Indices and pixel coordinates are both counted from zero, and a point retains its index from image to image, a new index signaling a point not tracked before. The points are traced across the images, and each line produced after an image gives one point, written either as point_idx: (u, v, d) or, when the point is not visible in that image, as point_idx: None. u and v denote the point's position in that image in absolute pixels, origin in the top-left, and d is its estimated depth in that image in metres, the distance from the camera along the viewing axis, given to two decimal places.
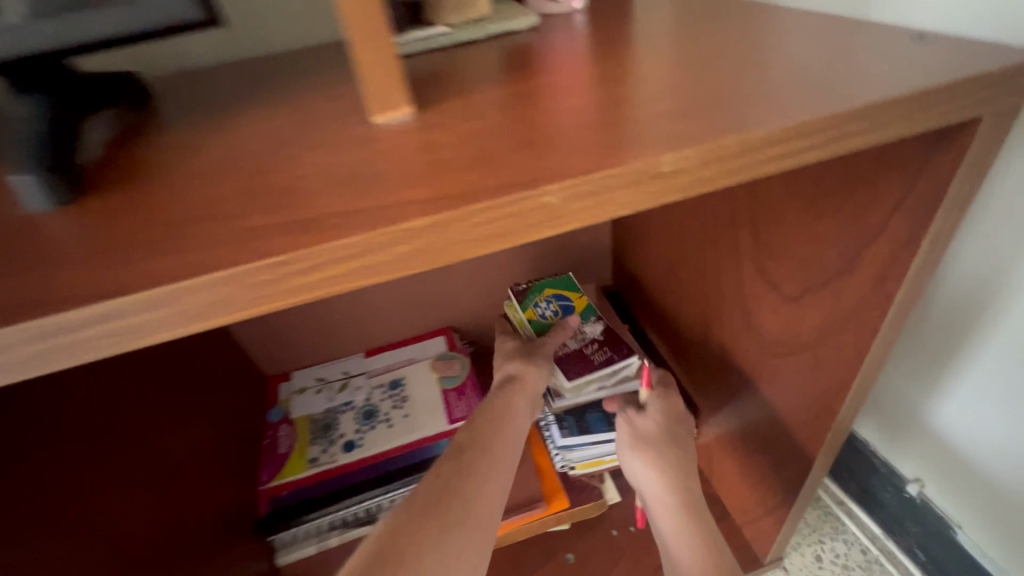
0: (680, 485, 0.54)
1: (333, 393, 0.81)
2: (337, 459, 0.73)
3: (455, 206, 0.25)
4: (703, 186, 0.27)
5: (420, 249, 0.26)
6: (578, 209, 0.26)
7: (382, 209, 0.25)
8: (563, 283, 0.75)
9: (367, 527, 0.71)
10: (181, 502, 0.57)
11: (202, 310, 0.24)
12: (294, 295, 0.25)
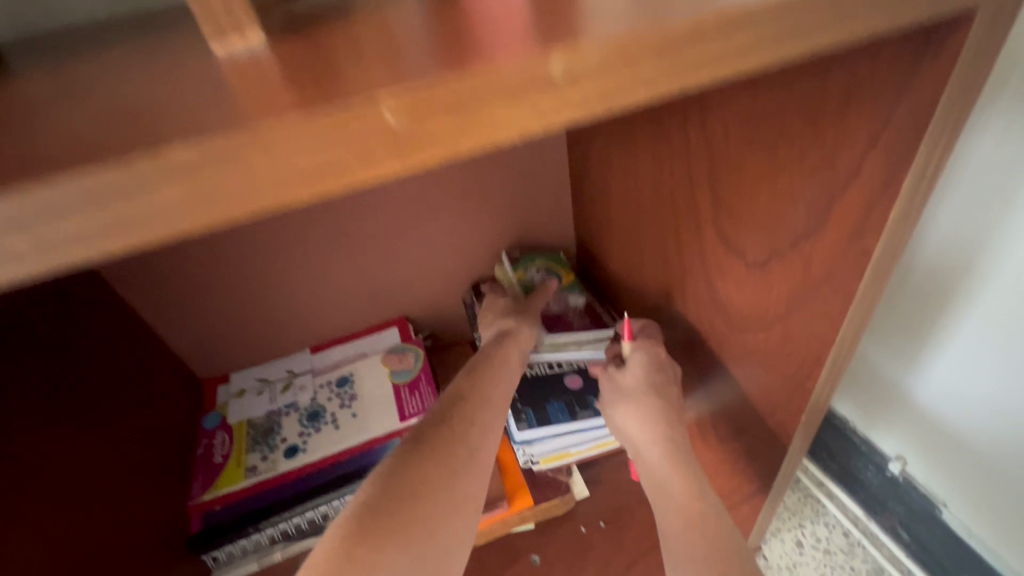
0: (669, 446, 0.50)
1: (276, 394, 0.74)
2: (278, 467, 0.67)
3: (263, 120, 0.19)
4: (620, 97, 0.22)
5: (232, 182, 0.19)
6: (431, 131, 0.20)
7: (179, 130, 0.19)
8: (554, 259, 0.81)
9: (314, 539, 0.65)
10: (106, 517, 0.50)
11: None
12: (46, 257, 0.19)
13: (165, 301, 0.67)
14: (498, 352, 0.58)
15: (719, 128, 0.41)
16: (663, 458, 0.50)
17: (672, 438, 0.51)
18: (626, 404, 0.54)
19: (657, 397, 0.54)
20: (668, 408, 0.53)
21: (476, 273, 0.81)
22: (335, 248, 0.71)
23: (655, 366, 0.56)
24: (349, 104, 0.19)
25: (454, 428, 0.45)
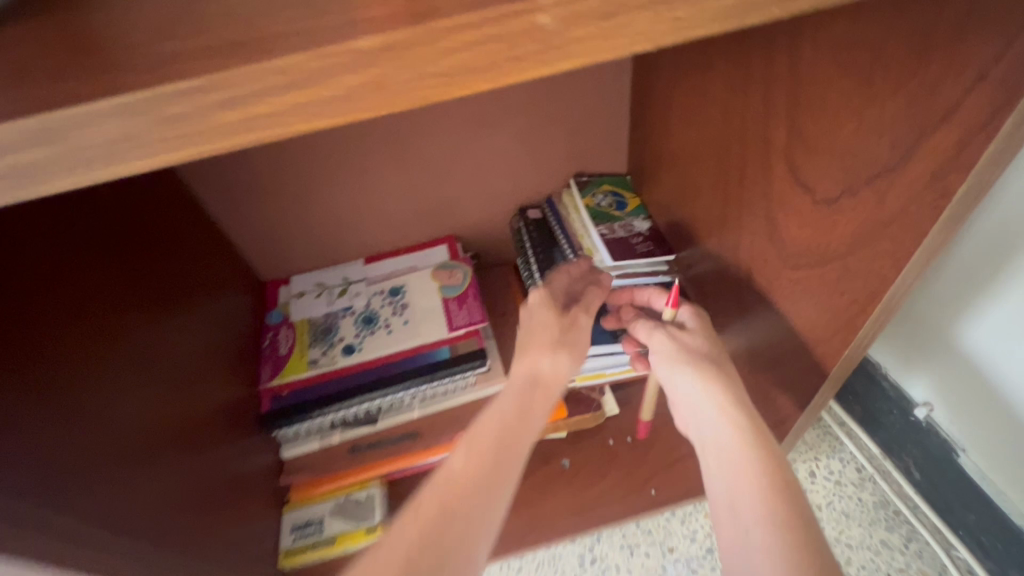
0: (736, 405, 0.49)
1: (333, 297, 0.80)
2: (337, 361, 0.73)
3: (414, 24, 0.23)
4: (728, 16, 0.25)
5: (376, 82, 0.23)
6: (578, 38, 0.24)
7: (341, 27, 0.23)
8: (621, 184, 0.82)
9: (367, 427, 0.73)
10: (196, 395, 0.57)
11: (117, 144, 0.23)
12: (226, 139, 0.24)
13: (235, 201, 0.72)
14: (522, 397, 0.50)
15: (807, 60, 0.40)
16: (732, 419, 0.48)
17: (739, 398, 0.50)
18: (688, 358, 0.53)
19: (717, 359, 0.53)
20: (729, 369, 0.52)
21: (523, 198, 0.83)
22: (393, 164, 0.73)
23: (704, 324, 0.57)
24: (501, 19, 0.23)
25: (482, 460, 0.44)
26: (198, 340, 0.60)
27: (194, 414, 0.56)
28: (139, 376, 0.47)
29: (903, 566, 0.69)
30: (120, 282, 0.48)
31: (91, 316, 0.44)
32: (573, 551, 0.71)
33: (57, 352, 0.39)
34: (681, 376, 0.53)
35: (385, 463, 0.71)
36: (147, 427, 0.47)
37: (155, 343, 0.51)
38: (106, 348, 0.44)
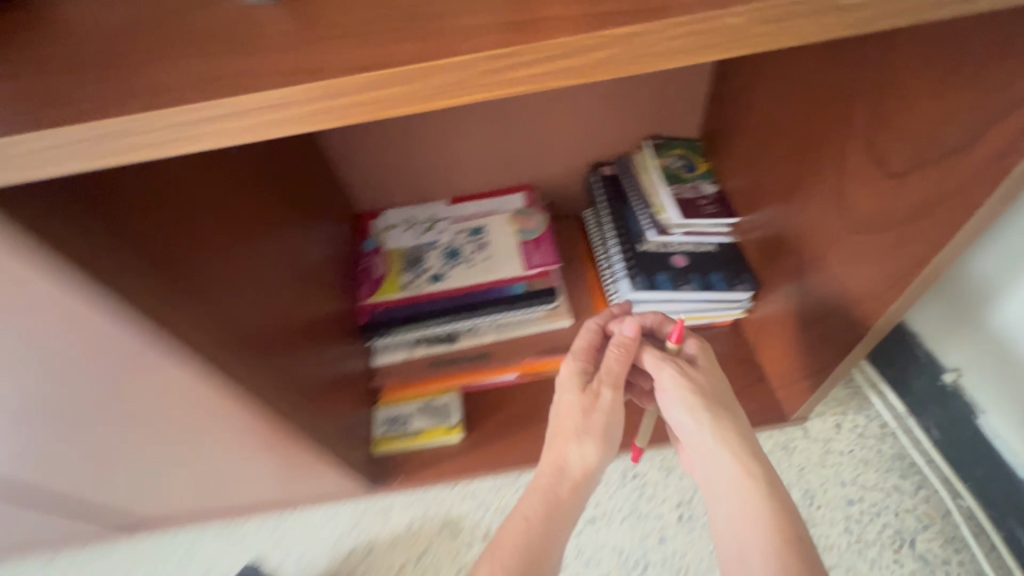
0: (749, 463, 0.51)
1: (421, 232, 0.89)
2: (425, 287, 0.82)
3: (616, 23, 0.30)
4: (863, 26, 0.32)
5: (612, 58, 0.31)
6: (755, 34, 0.31)
7: (592, 15, 0.30)
8: (691, 149, 0.88)
9: (446, 346, 0.83)
10: (304, 299, 0.67)
11: (392, 98, 0.30)
12: (486, 94, 0.31)
13: (352, 139, 0.83)
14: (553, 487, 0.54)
15: (902, 49, 0.47)
16: (745, 478, 0.50)
17: (753, 456, 0.52)
18: (701, 402, 0.54)
19: (728, 406, 0.55)
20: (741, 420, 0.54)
21: (597, 154, 0.90)
22: (489, 115, 0.82)
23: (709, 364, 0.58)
24: (696, 19, 0.30)
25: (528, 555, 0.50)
26: (305, 252, 0.69)
27: (299, 312, 0.65)
28: (258, 267, 0.55)
29: (920, 515, 0.71)
30: (244, 187, 0.56)
31: (227, 214, 0.51)
32: (616, 467, 0.79)
33: (201, 236, 0.46)
34: (691, 427, 0.54)
35: (461, 376, 0.82)
36: (263, 308, 0.55)
37: (278, 245, 0.61)
38: (240, 243, 0.52)
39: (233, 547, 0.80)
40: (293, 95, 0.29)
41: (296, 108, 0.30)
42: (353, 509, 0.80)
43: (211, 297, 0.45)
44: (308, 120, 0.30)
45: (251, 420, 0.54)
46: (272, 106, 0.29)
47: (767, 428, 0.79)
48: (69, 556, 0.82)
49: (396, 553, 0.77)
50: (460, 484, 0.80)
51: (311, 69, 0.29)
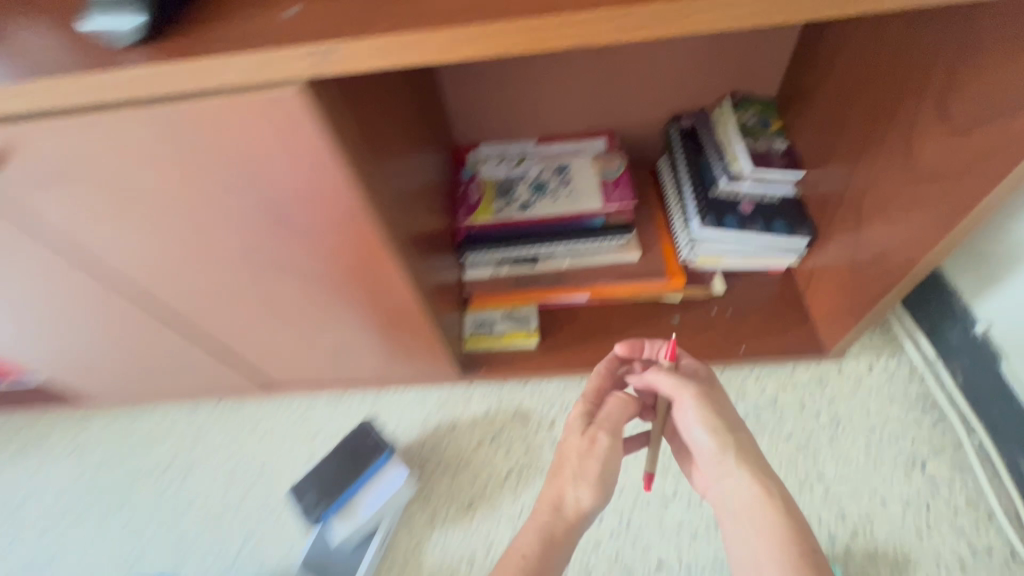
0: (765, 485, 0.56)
1: (512, 165, 1.00)
2: (516, 214, 0.93)
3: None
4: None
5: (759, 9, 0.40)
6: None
7: None
8: (767, 108, 0.96)
9: (529, 266, 0.96)
10: (428, 208, 0.80)
11: (596, 29, 0.40)
12: (660, 28, 0.40)
13: (462, 79, 0.95)
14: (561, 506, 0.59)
15: (981, 22, 0.55)
16: (762, 497, 0.56)
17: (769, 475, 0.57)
18: (716, 428, 0.59)
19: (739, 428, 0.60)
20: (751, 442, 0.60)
21: (678, 106, 0.99)
22: (587, 61, 0.92)
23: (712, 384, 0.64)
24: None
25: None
26: (428, 170, 0.82)
27: (427, 218, 0.78)
28: (411, 172, 0.69)
29: (934, 444, 0.82)
30: (406, 106, 0.69)
31: (401, 124, 0.64)
32: None
33: (392, 138, 0.60)
34: (713, 451, 0.59)
35: (542, 291, 0.95)
36: (412, 205, 0.68)
37: (416, 158, 0.74)
38: (404, 150, 0.66)
39: (341, 414, 0.97)
40: (530, 23, 0.39)
41: (530, 32, 0.40)
42: (441, 394, 0.96)
43: (390, 184, 0.58)
44: (541, 38, 0.40)
45: (396, 296, 0.68)
46: (507, 30, 0.40)
47: (805, 361, 0.91)
48: (208, 408, 1.02)
49: (475, 431, 0.92)
50: (531, 383, 0.95)
51: (537, 3, 0.40)
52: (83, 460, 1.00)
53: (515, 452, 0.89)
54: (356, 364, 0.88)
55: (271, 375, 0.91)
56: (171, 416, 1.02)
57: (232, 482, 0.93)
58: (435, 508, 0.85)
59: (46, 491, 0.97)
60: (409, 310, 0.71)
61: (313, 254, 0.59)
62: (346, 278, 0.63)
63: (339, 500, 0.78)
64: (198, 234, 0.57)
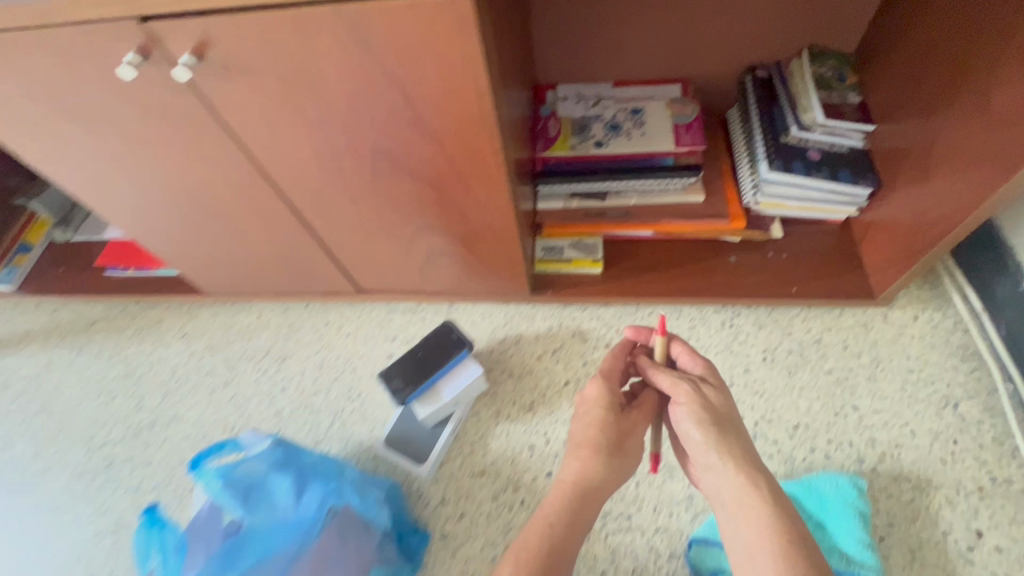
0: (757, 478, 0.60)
1: (589, 106, 1.07)
2: (592, 150, 1.00)
3: None
4: None
5: None
6: None
7: None
8: (844, 62, 0.98)
9: (598, 201, 1.03)
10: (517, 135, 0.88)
11: None
12: None
13: (551, 16, 0.99)
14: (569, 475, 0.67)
15: None
16: (750, 488, 0.59)
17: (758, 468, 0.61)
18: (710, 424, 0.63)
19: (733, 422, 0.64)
20: (744, 436, 0.63)
21: (756, 56, 1.02)
22: (674, 6, 0.95)
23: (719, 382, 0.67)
24: None
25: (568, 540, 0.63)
26: (518, 101, 0.89)
27: (516, 142, 0.86)
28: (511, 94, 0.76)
29: (968, 388, 0.88)
30: (512, 33, 0.76)
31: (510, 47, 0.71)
32: (718, 316, 1.01)
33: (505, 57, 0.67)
34: (704, 445, 0.62)
35: (610, 225, 1.02)
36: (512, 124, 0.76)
37: (513, 85, 0.81)
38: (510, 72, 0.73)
39: (417, 322, 1.08)
40: None
41: None
42: (509, 311, 1.06)
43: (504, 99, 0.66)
44: None
45: (494, 207, 0.77)
46: None
47: (852, 307, 0.97)
48: (298, 310, 1.14)
49: (538, 345, 1.02)
50: (590, 309, 1.05)
51: None
52: (191, 344, 1.15)
53: (573, 365, 0.99)
54: (439, 275, 0.98)
55: (361, 280, 1.02)
56: (265, 314, 1.15)
57: (321, 371, 1.06)
58: (500, 405, 0.97)
59: (161, 366, 1.13)
60: (502, 223, 0.80)
61: (434, 159, 0.68)
62: (457, 184, 0.72)
63: (423, 385, 0.88)
64: (339, 132, 0.65)
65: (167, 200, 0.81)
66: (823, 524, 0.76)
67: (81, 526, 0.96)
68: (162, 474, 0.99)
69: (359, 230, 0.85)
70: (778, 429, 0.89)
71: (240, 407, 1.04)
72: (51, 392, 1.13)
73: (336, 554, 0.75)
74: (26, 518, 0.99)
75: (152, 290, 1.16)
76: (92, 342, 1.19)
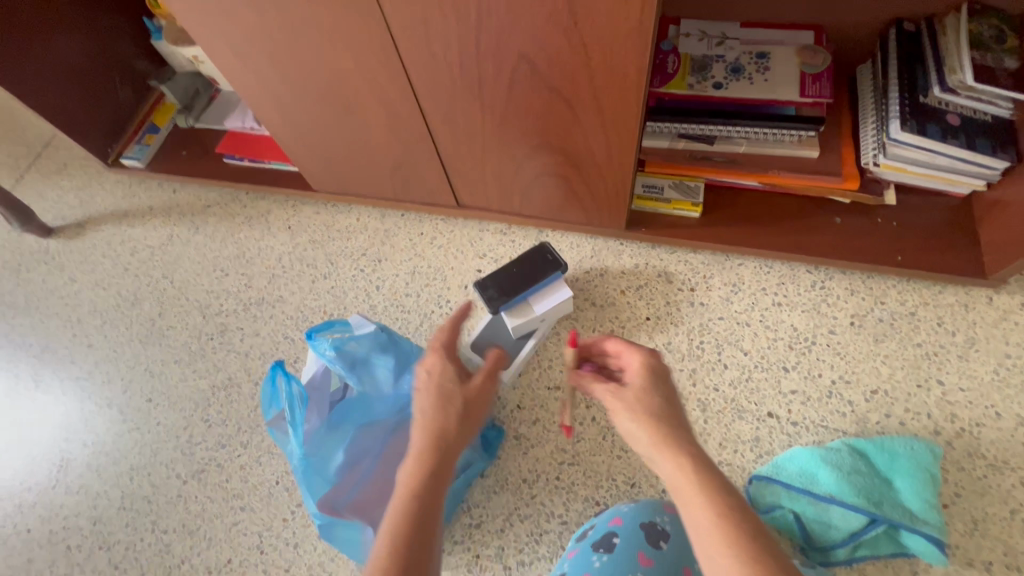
0: (685, 455, 0.57)
1: (711, 45, 1.03)
2: (708, 91, 0.98)
3: None
4: None
5: None
6: None
7: None
8: (1008, 23, 0.87)
9: (704, 144, 1.02)
10: None
11: None
12: None
13: None
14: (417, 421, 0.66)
15: None
16: (682, 471, 0.56)
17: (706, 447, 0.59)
18: (645, 410, 0.61)
19: (668, 404, 0.62)
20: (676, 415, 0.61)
21: (907, 8, 0.95)
22: None
23: (651, 372, 0.65)
24: None
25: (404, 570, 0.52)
26: None
27: None
28: None
29: None
30: None
31: None
32: (809, 276, 1.01)
33: None
34: (641, 437, 0.60)
35: (713, 170, 1.02)
36: None
37: None
38: None
39: (506, 243, 1.13)
40: None
41: None
42: (597, 244, 1.09)
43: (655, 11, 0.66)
44: None
45: (618, 130, 0.79)
46: None
47: (956, 285, 0.94)
48: (395, 217, 1.21)
49: (622, 280, 1.05)
50: (679, 252, 1.06)
51: None
52: (295, 236, 1.24)
53: (656, 302, 1.02)
54: (539, 198, 1.01)
55: (463, 195, 1.07)
56: (364, 217, 1.23)
57: (414, 276, 1.13)
58: (579, 330, 1.02)
59: (268, 252, 1.23)
60: (620, 148, 0.83)
61: (574, 69, 0.70)
62: (590, 100, 0.75)
63: (514, 300, 0.93)
64: (490, 35, 0.68)
65: (304, 90, 0.86)
66: (890, 479, 0.79)
67: (199, 378, 1.09)
68: (269, 345, 1.11)
69: (478, 141, 0.89)
70: (855, 391, 0.90)
71: (339, 298, 1.13)
72: (174, 262, 1.26)
73: None
74: (153, 364, 1.13)
75: (265, 183, 1.25)
76: (208, 223, 1.30)
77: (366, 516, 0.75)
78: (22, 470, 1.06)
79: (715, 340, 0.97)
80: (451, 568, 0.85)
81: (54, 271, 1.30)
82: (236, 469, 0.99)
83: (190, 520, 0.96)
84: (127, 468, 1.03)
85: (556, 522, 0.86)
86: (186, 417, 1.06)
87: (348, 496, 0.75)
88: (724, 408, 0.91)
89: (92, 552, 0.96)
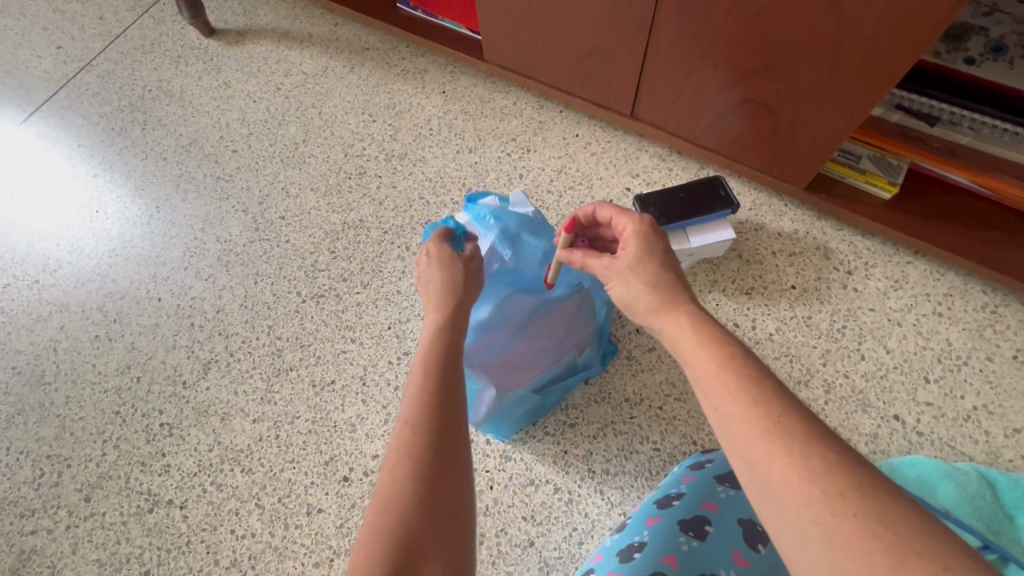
0: (684, 315, 0.55)
1: (977, 14, 0.87)
2: (956, 65, 0.84)
3: None
4: None
5: None
6: None
7: None
8: None
9: (923, 125, 0.90)
10: None
11: None
12: None
13: None
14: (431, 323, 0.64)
15: None
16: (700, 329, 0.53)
17: None
18: (640, 278, 0.59)
19: (667, 270, 0.60)
20: (671, 275, 0.59)
21: None
22: None
23: (645, 232, 0.63)
24: None
25: (436, 432, 0.52)
26: None
27: None
28: None
29: None
30: None
31: None
32: (982, 297, 0.93)
33: None
34: (641, 304, 0.59)
35: (923, 155, 0.91)
36: None
37: None
38: None
39: (663, 169, 1.08)
40: None
41: None
42: (760, 199, 1.03)
43: None
44: None
45: (859, 74, 0.75)
46: None
47: None
48: (552, 112, 1.16)
49: (777, 242, 0.99)
50: (846, 231, 0.99)
51: None
52: (448, 102, 1.21)
53: (806, 274, 0.97)
54: (723, 129, 0.95)
55: (642, 103, 1.01)
56: (521, 103, 1.18)
57: (560, 175, 1.10)
58: (717, 276, 0.98)
59: (419, 111, 1.21)
60: (844, 95, 0.78)
61: None
62: (865, 29, 0.69)
63: (673, 225, 0.90)
64: None
65: None
66: (1012, 516, 0.76)
67: (332, 211, 1.12)
68: (403, 201, 1.11)
69: (700, 46, 0.84)
70: (995, 423, 0.85)
71: (480, 175, 1.12)
72: (325, 95, 1.26)
73: (572, 322, 0.83)
74: (290, 186, 1.16)
75: (433, 37, 1.21)
76: (365, 66, 1.28)
77: (496, 378, 0.79)
78: (159, 245, 1.13)
79: (859, 329, 0.92)
80: (537, 454, 0.89)
81: (210, 72, 1.32)
82: (353, 304, 1.03)
83: (304, 335, 1.02)
84: (253, 272, 1.08)
85: (648, 446, 0.87)
86: (314, 244, 1.09)
87: (484, 354, 0.78)
88: (849, 396, 0.88)
89: (211, 335, 1.04)
